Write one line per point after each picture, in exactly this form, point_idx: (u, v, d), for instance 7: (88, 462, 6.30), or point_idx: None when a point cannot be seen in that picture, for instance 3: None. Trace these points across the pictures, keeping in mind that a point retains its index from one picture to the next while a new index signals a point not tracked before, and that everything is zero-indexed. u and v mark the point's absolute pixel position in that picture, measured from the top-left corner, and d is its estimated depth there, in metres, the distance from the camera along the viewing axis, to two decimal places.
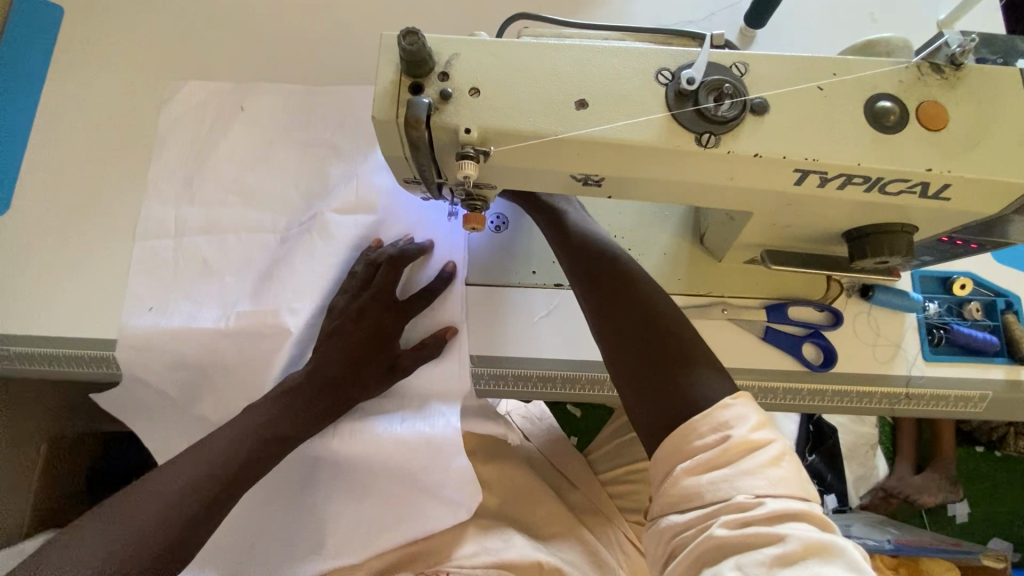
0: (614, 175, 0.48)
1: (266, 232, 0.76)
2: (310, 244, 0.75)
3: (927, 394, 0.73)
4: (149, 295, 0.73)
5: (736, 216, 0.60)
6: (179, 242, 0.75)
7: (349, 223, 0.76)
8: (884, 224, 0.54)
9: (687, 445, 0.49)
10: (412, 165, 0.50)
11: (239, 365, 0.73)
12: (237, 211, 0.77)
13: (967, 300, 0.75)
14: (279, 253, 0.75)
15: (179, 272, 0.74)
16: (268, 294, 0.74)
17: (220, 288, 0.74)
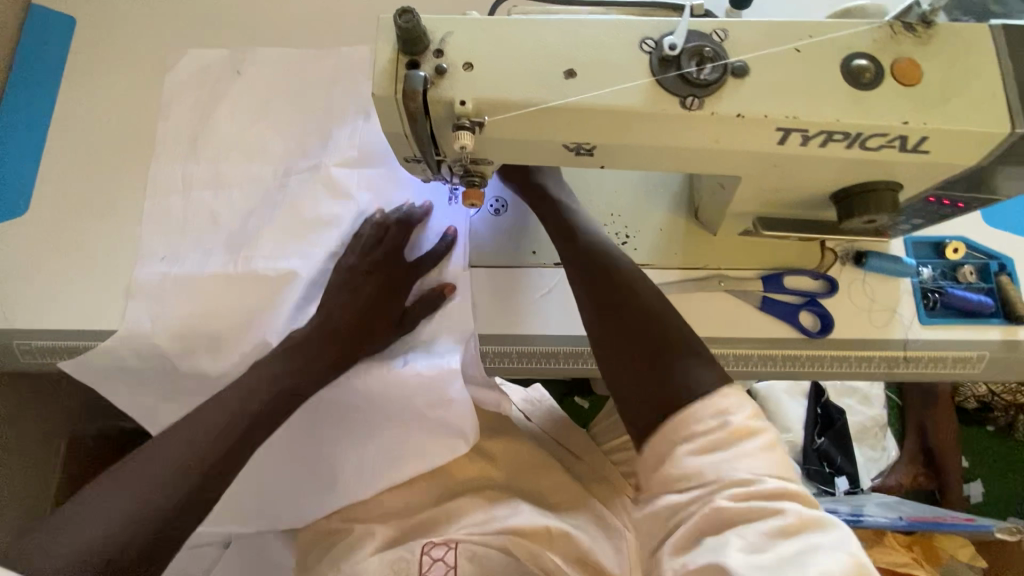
0: (604, 141, 0.51)
1: (270, 186, 0.80)
2: (311, 192, 0.79)
3: (924, 355, 0.74)
4: (162, 246, 0.77)
5: (726, 184, 0.62)
6: (187, 198, 0.79)
7: (349, 173, 0.80)
8: (869, 182, 0.56)
9: (686, 430, 0.50)
10: (411, 141, 0.52)
11: (241, 309, 0.76)
12: (242, 172, 0.80)
13: (961, 263, 0.76)
14: (282, 202, 0.79)
15: (189, 224, 0.78)
16: (273, 244, 0.77)
17: (226, 239, 0.78)
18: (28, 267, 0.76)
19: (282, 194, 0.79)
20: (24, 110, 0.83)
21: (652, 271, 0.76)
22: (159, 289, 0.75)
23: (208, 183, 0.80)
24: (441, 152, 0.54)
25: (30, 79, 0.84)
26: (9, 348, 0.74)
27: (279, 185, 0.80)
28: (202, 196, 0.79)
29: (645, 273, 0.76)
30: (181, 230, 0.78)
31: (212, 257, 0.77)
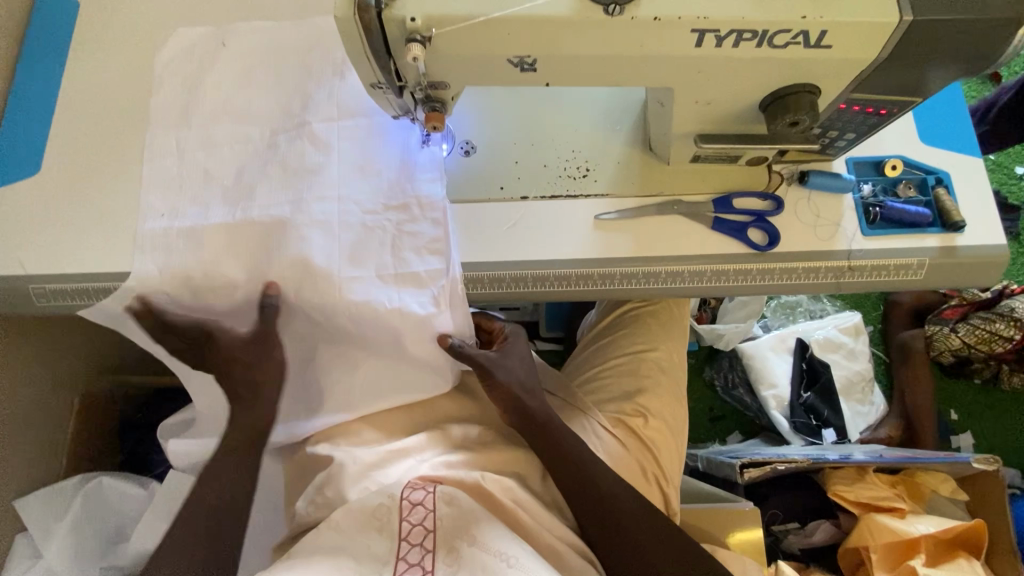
0: (542, 52, 0.57)
1: (260, 143, 0.83)
2: (298, 148, 0.82)
3: (869, 264, 0.79)
4: (164, 204, 0.82)
5: (665, 102, 0.69)
6: (183, 160, 0.83)
7: (331, 128, 0.82)
8: (790, 86, 0.62)
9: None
10: (372, 62, 0.59)
11: (234, 261, 0.78)
12: (232, 127, 0.84)
13: (900, 180, 0.82)
14: (270, 159, 0.82)
15: (185, 184, 0.82)
16: (264, 194, 0.80)
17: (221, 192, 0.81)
18: (39, 220, 0.83)
19: (272, 150, 0.83)
20: (33, 83, 0.91)
21: (612, 199, 0.82)
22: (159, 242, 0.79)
23: (198, 136, 0.84)
24: (401, 76, 0.61)
25: (40, 56, 0.93)
26: (23, 291, 0.81)
27: (268, 141, 0.84)
28: (197, 151, 0.84)
29: (604, 201, 0.82)
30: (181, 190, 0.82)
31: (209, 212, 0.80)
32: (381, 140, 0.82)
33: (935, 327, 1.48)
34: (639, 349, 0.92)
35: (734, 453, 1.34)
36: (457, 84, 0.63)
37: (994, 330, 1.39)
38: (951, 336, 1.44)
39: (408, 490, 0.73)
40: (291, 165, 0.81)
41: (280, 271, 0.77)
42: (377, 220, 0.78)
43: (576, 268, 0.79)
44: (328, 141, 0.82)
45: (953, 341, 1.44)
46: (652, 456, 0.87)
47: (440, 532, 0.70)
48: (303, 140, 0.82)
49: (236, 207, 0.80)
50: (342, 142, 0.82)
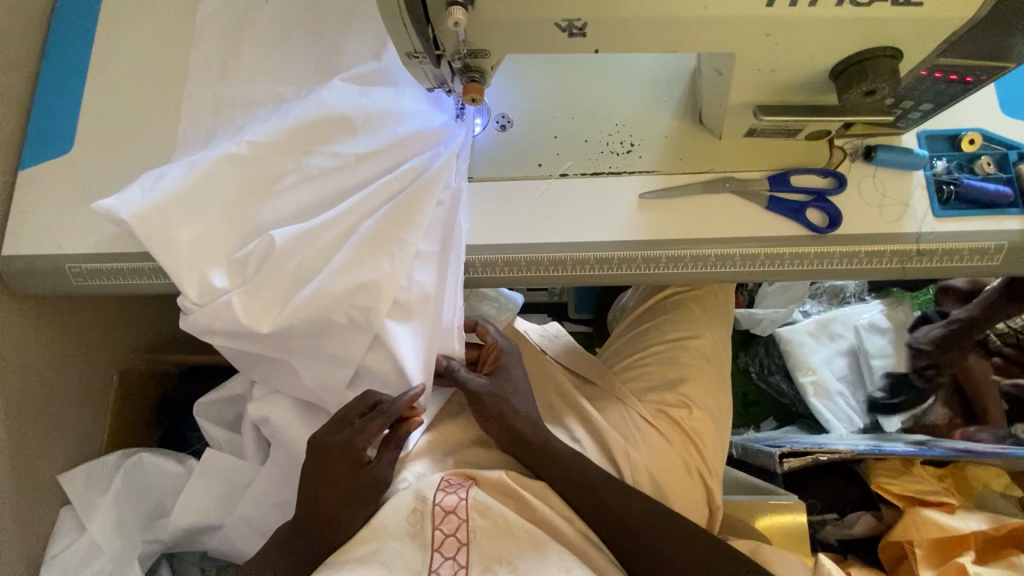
0: (594, 17, 0.53)
1: (273, 122, 0.74)
2: (321, 133, 0.74)
3: (939, 248, 0.73)
4: (158, 171, 0.74)
5: (723, 70, 0.63)
6: (186, 165, 0.73)
7: (359, 117, 0.75)
8: (867, 50, 0.56)
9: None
10: (410, 30, 0.55)
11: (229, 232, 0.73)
12: (246, 127, 0.80)
13: (978, 156, 0.75)
14: (283, 132, 0.73)
15: (215, 141, 0.81)
16: (283, 185, 0.74)
17: (231, 186, 0.73)
18: (75, 197, 0.83)
19: (283, 125, 0.74)
20: (61, 60, 0.90)
21: (657, 176, 0.77)
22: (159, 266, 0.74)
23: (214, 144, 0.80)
24: (440, 46, 0.57)
25: (68, 32, 0.91)
26: (61, 271, 0.81)
27: (285, 126, 0.74)
28: (227, 131, 0.81)
29: (650, 178, 0.77)
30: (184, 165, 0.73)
31: (212, 195, 0.72)
32: (405, 120, 0.77)
33: (974, 302, 1.37)
34: (681, 336, 0.88)
35: (772, 442, 1.29)
36: (499, 53, 0.58)
37: None
38: None
39: (439, 494, 0.71)
40: (309, 149, 0.74)
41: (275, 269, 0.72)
42: (387, 230, 0.73)
43: (619, 251, 0.75)
44: (357, 133, 0.75)
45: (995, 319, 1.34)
46: (695, 449, 0.84)
47: (473, 546, 0.69)
48: (330, 124, 0.74)
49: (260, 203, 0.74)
50: (364, 121, 0.75)
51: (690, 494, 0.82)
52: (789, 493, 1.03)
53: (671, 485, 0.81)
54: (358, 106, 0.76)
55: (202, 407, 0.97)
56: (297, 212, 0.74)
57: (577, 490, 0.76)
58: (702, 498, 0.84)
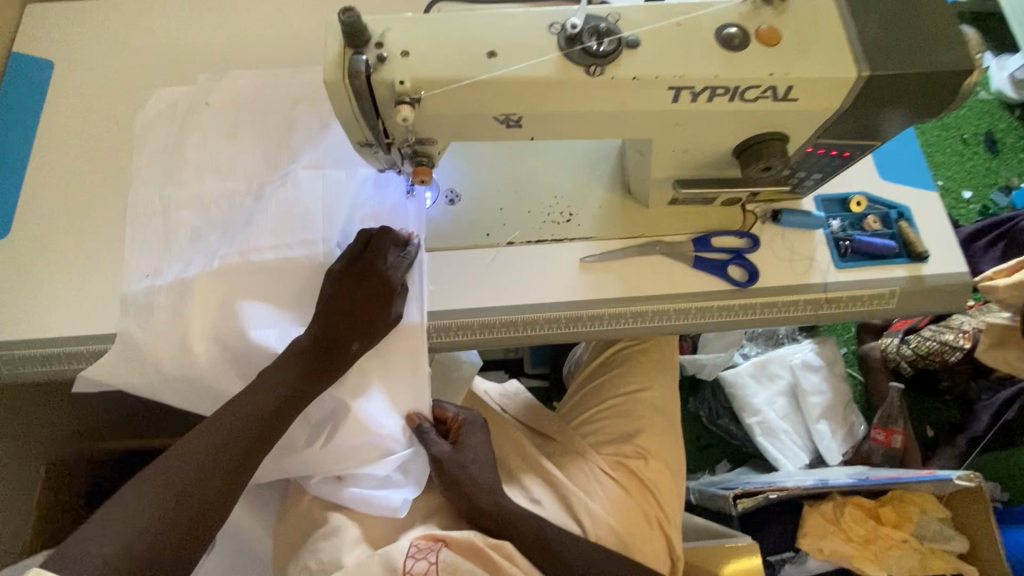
0: (526, 112, 0.60)
1: (240, 227, 0.81)
2: (278, 228, 0.80)
3: (844, 296, 0.82)
4: (140, 271, 0.81)
5: (644, 151, 0.72)
6: (170, 287, 0.78)
7: (313, 208, 0.81)
8: (759, 134, 0.66)
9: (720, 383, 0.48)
10: (361, 122, 0.60)
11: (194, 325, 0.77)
12: (205, 230, 0.83)
13: (866, 215, 0.87)
14: (245, 237, 0.80)
15: (171, 239, 0.83)
16: (252, 284, 0.78)
17: (208, 298, 0.77)
18: (13, 286, 0.81)
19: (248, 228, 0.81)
20: (2, 146, 0.90)
21: (594, 242, 0.84)
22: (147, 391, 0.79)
23: (175, 251, 0.82)
24: (389, 135, 0.62)
25: (9, 118, 0.92)
26: None
27: (248, 227, 0.81)
28: (182, 220, 0.83)
29: (591, 244, 0.83)
30: (158, 278, 0.80)
31: (184, 305, 0.77)
32: (355, 205, 0.82)
33: (886, 339, 1.56)
34: (632, 389, 0.93)
35: (724, 484, 1.35)
36: (444, 140, 0.64)
37: (943, 340, 1.45)
38: (902, 345, 1.52)
39: (408, 561, 0.71)
40: (266, 244, 0.79)
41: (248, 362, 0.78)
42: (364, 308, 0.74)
43: (564, 311, 0.80)
44: (314, 222, 0.81)
45: (904, 350, 1.51)
46: (654, 499, 0.86)
47: None
48: (288, 218, 0.81)
49: (225, 299, 0.78)
50: (323, 215, 0.81)
51: (652, 544, 0.84)
52: (746, 537, 1.02)
53: (632, 535, 0.83)
54: (312, 198, 0.82)
55: None
56: (266, 302, 0.78)
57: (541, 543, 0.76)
58: (665, 551, 0.85)
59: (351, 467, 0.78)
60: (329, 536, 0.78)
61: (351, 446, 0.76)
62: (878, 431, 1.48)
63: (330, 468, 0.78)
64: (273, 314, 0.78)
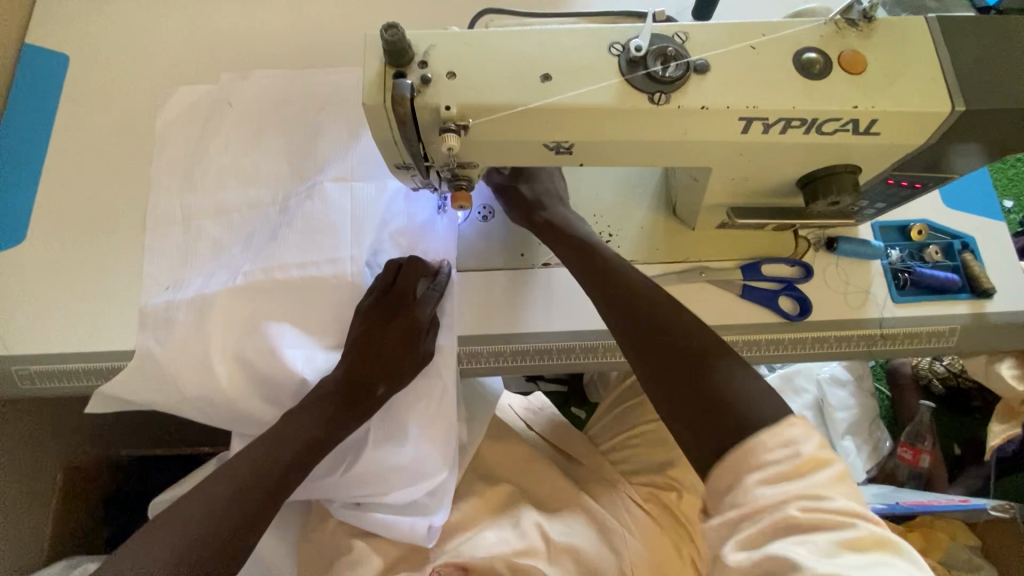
0: (580, 140, 0.55)
1: (263, 241, 0.78)
2: (303, 243, 0.77)
3: (901, 332, 0.77)
4: (160, 285, 0.78)
5: (699, 178, 0.67)
6: (193, 305, 0.76)
7: (340, 223, 0.78)
8: (830, 166, 0.60)
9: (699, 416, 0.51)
10: (400, 147, 0.55)
11: (216, 344, 0.74)
12: (228, 242, 0.79)
13: (926, 245, 0.81)
14: (270, 253, 0.77)
15: (192, 251, 0.79)
16: (277, 303, 0.75)
17: (231, 318, 0.75)
18: (33, 296, 0.78)
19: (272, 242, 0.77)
20: (17, 147, 0.86)
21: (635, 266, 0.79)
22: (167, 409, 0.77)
23: (197, 264, 0.78)
24: (429, 159, 0.57)
25: (25, 117, 0.88)
26: (8, 374, 0.75)
27: (273, 242, 0.77)
28: (203, 232, 0.80)
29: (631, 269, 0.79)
30: (178, 292, 0.77)
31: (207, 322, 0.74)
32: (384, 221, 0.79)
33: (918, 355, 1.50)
34: None
35: None
36: (487, 165, 0.59)
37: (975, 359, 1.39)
38: (934, 362, 1.45)
39: None
40: (292, 261, 0.76)
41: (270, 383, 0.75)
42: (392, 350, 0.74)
43: (601, 340, 0.76)
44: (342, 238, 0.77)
45: (936, 367, 1.45)
46: (688, 536, 0.80)
47: None
48: (314, 233, 0.77)
49: (248, 317, 0.75)
50: (351, 231, 0.78)
51: None
52: None
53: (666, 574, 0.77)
54: (339, 213, 0.78)
55: (155, 506, 0.91)
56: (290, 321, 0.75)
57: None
58: None
59: (374, 493, 0.76)
60: (354, 563, 0.76)
61: (376, 469, 0.75)
62: (905, 450, 1.42)
63: (354, 490, 0.76)
64: (300, 338, 0.75)
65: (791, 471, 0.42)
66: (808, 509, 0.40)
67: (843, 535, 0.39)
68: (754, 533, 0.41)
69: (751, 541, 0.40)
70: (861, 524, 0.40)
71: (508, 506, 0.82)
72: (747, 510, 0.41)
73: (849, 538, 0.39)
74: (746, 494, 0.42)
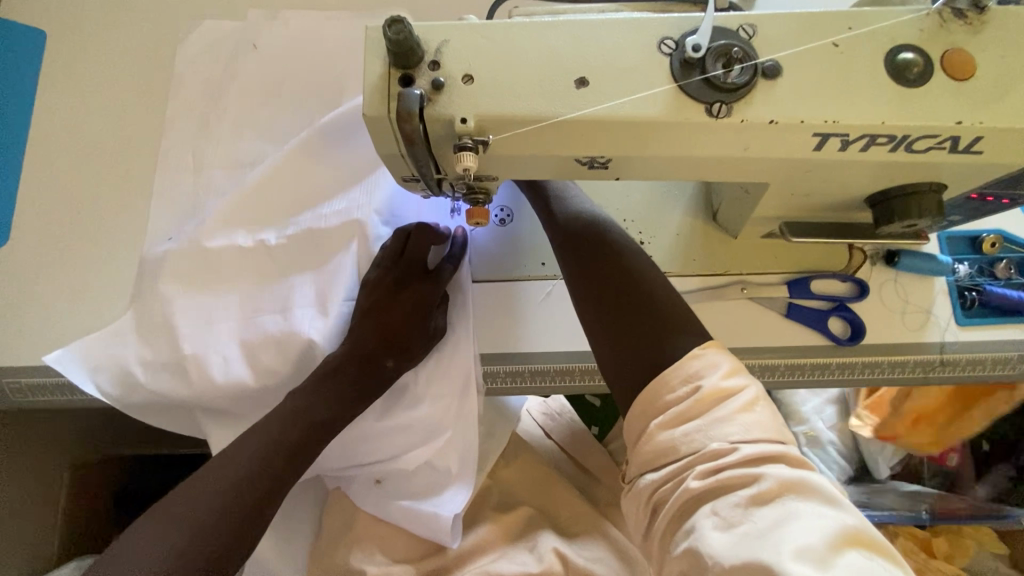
0: (620, 156, 0.46)
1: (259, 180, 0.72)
2: (308, 190, 0.73)
3: (963, 358, 0.69)
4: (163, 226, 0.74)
5: (750, 190, 0.58)
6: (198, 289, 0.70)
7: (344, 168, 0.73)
8: (910, 184, 0.51)
9: (658, 402, 0.48)
10: (408, 162, 0.47)
11: (213, 293, 0.70)
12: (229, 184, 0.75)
13: (998, 259, 0.71)
14: (271, 196, 0.72)
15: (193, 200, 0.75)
16: (276, 251, 0.71)
17: (233, 272, 0.71)
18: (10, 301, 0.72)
19: (269, 182, 0.72)
20: None
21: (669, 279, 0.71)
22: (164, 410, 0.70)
23: (193, 213, 0.74)
24: (441, 172, 0.49)
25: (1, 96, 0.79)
26: None
27: (271, 184, 0.72)
28: (203, 193, 0.75)
29: None
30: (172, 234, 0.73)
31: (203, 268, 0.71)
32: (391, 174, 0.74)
33: None
34: None
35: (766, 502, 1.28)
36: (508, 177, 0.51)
37: None
38: None
39: None
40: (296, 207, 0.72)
41: (258, 337, 0.69)
42: (410, 319, 0.68)
43: None
44: (347, 183, 0.73)
45: None
46: None
47: None
48: (319, 179, 0.73)
49: (247, 261, 0.71)
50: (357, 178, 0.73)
51: None
52: None
53: None
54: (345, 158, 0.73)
55: None
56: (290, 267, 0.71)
57: None
58: None
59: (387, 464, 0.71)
60: None
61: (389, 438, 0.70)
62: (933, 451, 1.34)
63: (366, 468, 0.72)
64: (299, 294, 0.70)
65: (692, 414, 0.46)
66: (710, 474, 0.43)
67: (744, 492, 0.41)
68: (665, 501, 0.45)
69: (662, 501, 0.46)
70: (764, 475, 0.41)
71: (524, 523, 0.79)
72: (660, 475, 0.46)
73: (749, 493, 0.41)
74: (652, 443, 0.47)
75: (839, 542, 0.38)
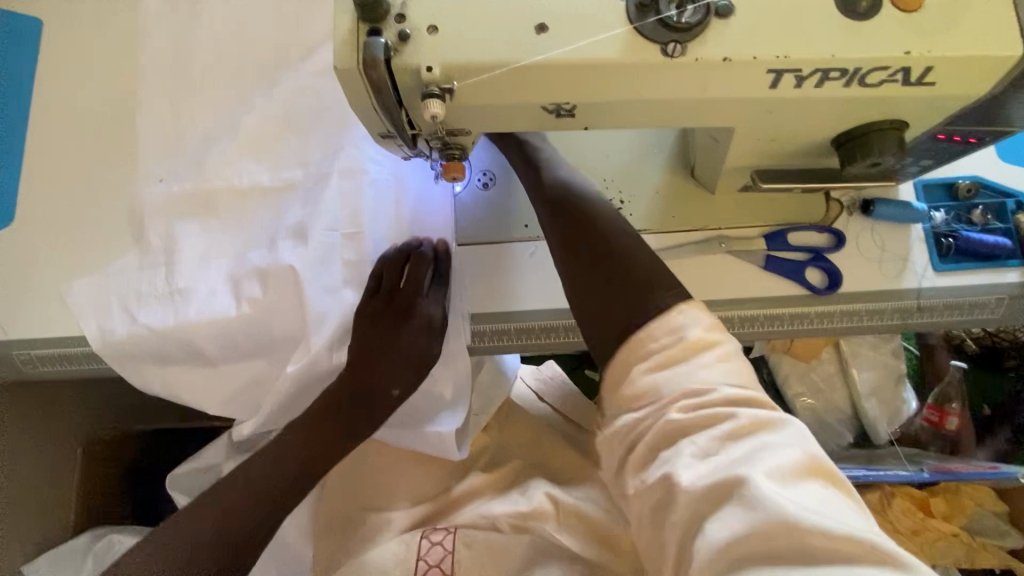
0: (583, 101, 0.48)
1: (254, 125, 0.78)
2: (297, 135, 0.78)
3: (939, 303, 0.71)
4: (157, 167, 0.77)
5: (719, 138, 0.60)
6: (201, 231, 0.76)
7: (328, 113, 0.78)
8: (871, 123, 0.52)
9: (641, 350, 0.48)
10: (381, 116, 0.49)
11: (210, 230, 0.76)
12: (217, 131, 0.79)
13: (975, 205, 0.72)
14: (263, 139, 0.78)
15: (182, 138, 0.78)
16: (266, 191, 0.77)
17: (227, 210, 0.76)
18: (14, 276, 0.74)
19: (263, 127, 0.78)
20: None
21: (649, 235, 0.73)
22: (163, 351, 0.74)
23: (188, 155, 0.78)
24: (415, 127, 0.51)
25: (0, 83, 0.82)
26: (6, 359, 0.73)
27: (262, 129, 0.78)
28: (197, 142, 0.79)
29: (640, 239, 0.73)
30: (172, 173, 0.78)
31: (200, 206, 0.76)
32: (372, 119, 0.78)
33: None
34: None
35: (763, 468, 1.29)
36: (480, 130, 0.53)
37: None
38: None
39: (425, 546, 0.73)
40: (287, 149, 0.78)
41: (251, 269, 0.74)
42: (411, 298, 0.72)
43: None
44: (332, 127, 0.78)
45: None
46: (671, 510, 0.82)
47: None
48: (309, 126, 0.78)
49: (241, 197, 0.76)
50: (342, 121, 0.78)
51: None
52: None
53: None
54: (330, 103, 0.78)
55: (176, 480, 0.94)
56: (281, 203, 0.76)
57: (577, 559, 0.72)
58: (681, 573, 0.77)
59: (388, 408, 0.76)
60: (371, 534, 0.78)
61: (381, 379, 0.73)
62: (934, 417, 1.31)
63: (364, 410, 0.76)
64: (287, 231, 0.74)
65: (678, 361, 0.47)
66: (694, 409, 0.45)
67: (725, 428, 0.43)
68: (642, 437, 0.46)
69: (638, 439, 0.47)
70: (740, 413, 0.44)
71: (517, 478, 0.82)
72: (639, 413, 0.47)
73: (727, 429, 0.43)
74: (632, 386, 0.47)
75: (806, 472, 0.41)
